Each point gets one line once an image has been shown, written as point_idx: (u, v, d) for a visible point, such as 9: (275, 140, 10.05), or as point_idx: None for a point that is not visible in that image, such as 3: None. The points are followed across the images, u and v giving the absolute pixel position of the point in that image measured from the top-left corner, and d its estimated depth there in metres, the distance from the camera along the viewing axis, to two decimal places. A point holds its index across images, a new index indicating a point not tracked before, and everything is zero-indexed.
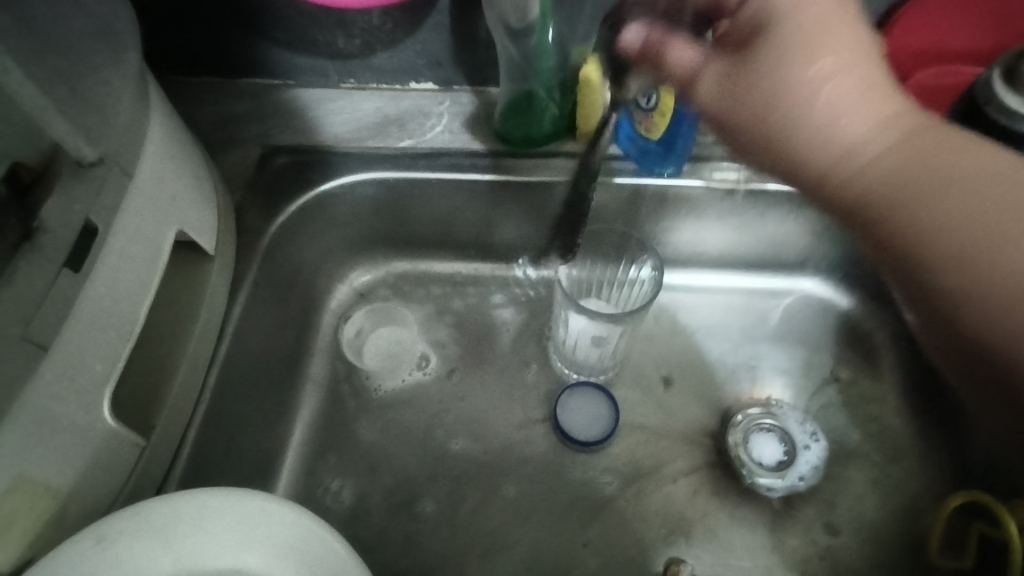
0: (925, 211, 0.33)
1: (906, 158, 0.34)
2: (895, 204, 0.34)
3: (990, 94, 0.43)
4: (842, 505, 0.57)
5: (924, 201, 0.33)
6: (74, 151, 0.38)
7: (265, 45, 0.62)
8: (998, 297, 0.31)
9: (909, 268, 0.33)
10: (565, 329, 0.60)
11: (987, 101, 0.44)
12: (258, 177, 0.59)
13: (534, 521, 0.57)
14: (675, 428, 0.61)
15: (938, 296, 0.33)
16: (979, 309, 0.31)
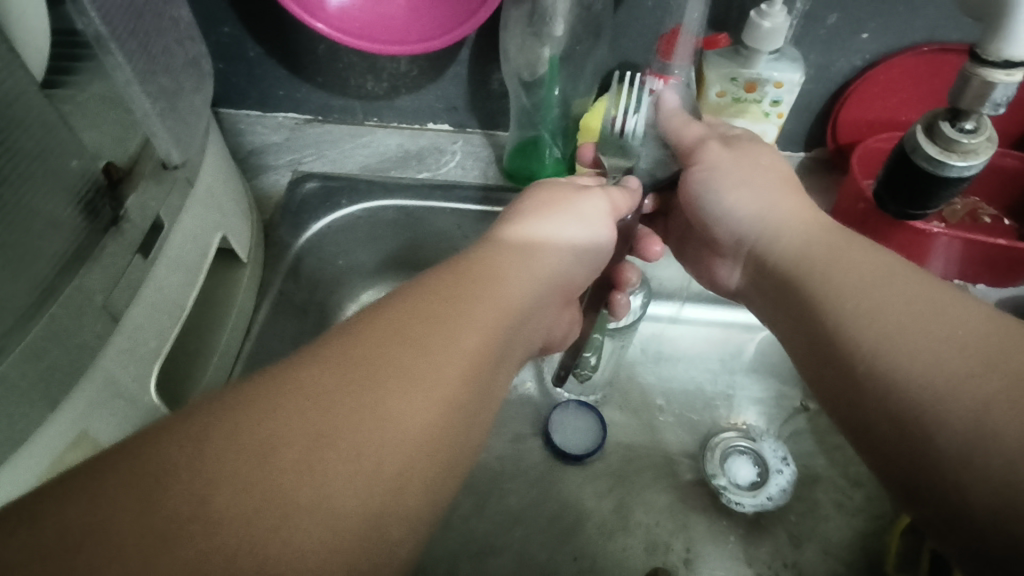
0: (834, 270, 0.38)
1: (827, 231, 0.41)
2: (821, 257, 0.40)
3: (914, 142, 0.46)
4: (809, 524, 0.62)
5: (835, 268, 0.38)
6: (161, 152, 0.43)
7: (302, 84, 0.69)
8: (878, 335, 0.33)
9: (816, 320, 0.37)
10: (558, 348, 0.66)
11: (913, 149, 0.46)
12: (288, 200, 0.66)
13: (524, 528, 0.60)
14: (656, 447, 0.66)
15: (839, 335, 0.35)
16: (864, 346, 0.34)
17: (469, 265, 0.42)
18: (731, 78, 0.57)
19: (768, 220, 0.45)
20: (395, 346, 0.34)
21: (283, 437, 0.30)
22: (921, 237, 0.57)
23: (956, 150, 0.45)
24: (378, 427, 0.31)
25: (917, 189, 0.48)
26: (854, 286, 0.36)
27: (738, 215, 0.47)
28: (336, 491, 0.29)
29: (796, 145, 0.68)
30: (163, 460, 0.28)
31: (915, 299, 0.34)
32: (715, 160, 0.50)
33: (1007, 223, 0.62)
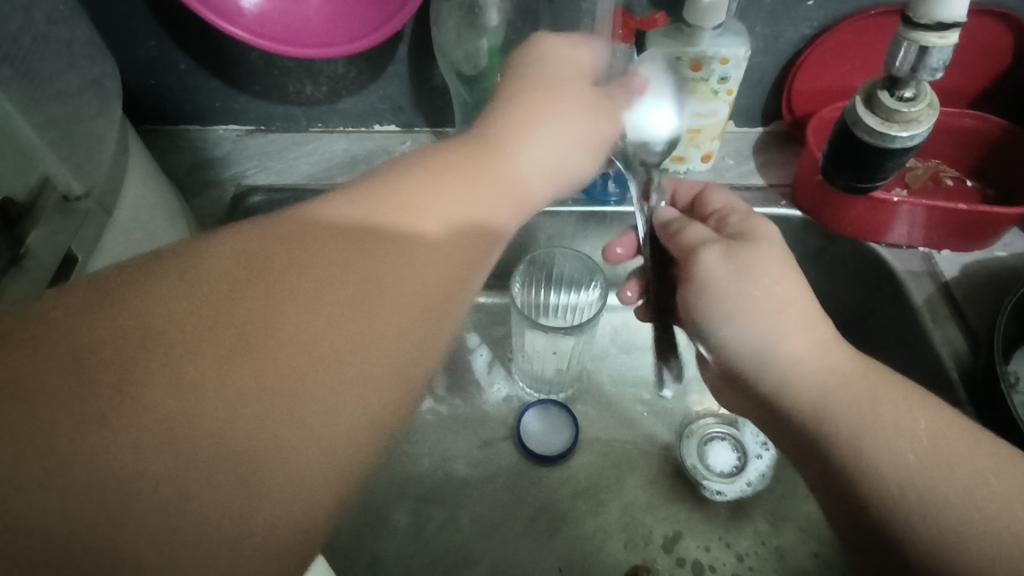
0: (861, 424, 0.37)
1: (853, 378, 0.39)
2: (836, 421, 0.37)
3: (855, 115, 0.44)
4: (790, 506, 0.60)
5: (856, 413, 0.37)
6: (61, 185, 0.40)
7: (239, 95, 0.66)
8: (897, 471, 0.35)
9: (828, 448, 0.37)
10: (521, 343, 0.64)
11: (855, 122, 0.45)
12: (231, 216, 0.63)
13: (499, 535, 0.59)
14: (631, 440, 0.64)
15: (852, 490, 0.36)
16: (888, 504, 0.35)
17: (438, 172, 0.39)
18: (674, 57, 0.54)
19: (770, 361, 0.41)
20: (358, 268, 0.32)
21: (239, 374, 0.27)
22: (883, 208, 0.56)
23: (897, 120, 0.43)
24: (341, 361, 0.30)
25: (863, 162, 0.46)
26: (870, 420, 0.37)
27: (738, 343, 0.42)
28: (303, 444, 0.28)
29: (753, 120, 0.66)
30: (98, 363, 0.25)
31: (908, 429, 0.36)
32: (709, 276, 0.44)
33: (970, 184, 0.61)
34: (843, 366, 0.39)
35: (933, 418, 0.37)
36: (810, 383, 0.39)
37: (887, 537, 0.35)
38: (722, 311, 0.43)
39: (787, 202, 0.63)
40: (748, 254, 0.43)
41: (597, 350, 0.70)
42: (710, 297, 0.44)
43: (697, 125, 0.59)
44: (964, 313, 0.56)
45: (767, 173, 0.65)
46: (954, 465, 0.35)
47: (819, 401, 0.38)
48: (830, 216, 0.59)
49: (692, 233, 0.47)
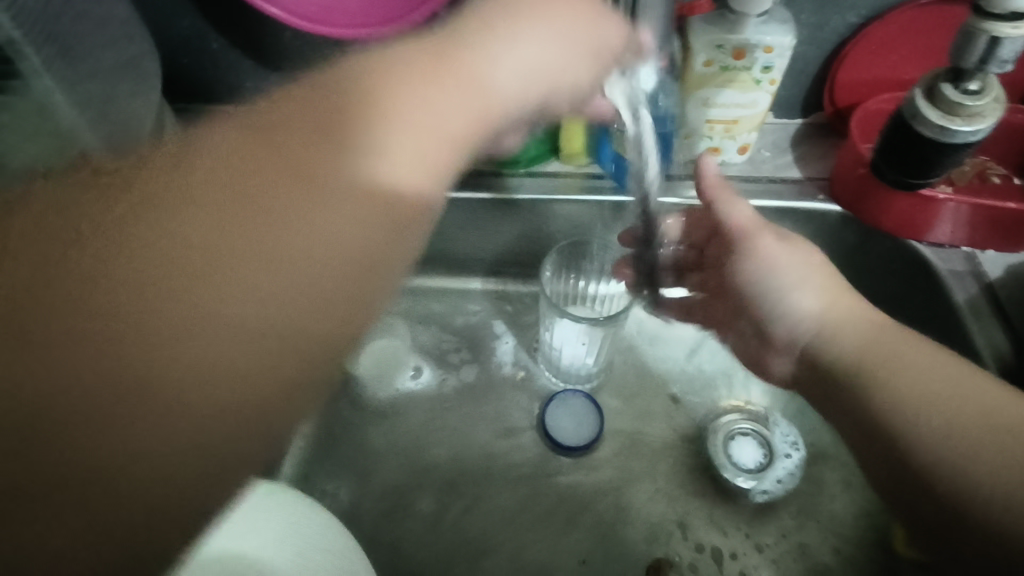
0: (904, 376, 0.41)
1: (891, 333, 0.44)
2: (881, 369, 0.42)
3: (913, 108, 0.43)
4: (818, 506, 0.59)
5: (917, 362, 0.42)
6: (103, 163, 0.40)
7: (270, 74, 0.66)
8: (931, 416, 0.39)
9: (894, 405, 0.41)
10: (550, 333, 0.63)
11: (913, 115, 0.43)
12: None
13: (521, 524, 0.59)
14: (657, 433, 0.64)
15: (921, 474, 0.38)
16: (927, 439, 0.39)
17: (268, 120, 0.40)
18: (717, 45, 0.53)
19: (839, 334, 0.45)
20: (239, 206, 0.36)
21: (134, 319, 0.31)
22: (927, 205, 0.54)
23: (960, 113, 0.42)
24: (260, 300, 0.34)
25: (918, 157, 0.44)
26: (907, 376, 0.41)
27: (797, 314, 0.47)
28: (194, 385, 0.31)
29: (791, 111, 0.65)
30: (101, 291, 0.31)
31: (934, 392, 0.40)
32: (770, 253, 0.49)
33: (1019, 182, 0.58)
34: (876, 320, 0.46)
35: (946, 365, 0.42)
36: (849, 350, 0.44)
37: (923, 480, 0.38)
38: (796, 300, 0.47)
39: (824, 196, 0.61)
40: (792, 237, 0.50)
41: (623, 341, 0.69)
42: (765, 275, 0.49)
43: (735, 116, 0.58)
44: (1009, 315, 0.54)
45: (805, 166, 0.63)
46: (974, 446, 0.37)
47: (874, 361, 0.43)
48: (868, 212, 0.57)
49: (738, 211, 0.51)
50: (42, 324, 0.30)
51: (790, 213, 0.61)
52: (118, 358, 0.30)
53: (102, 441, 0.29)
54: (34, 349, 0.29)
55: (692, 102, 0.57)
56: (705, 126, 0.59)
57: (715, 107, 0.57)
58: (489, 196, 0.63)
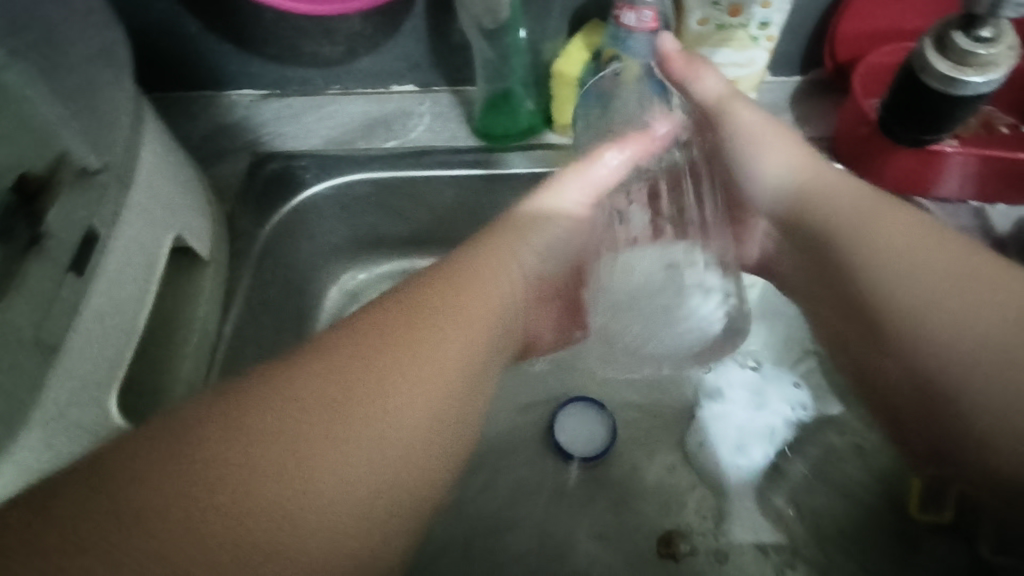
0: (865, 250, 0.43)
1: (955, 257, 0.40)
2: (880, 266, 0.42)
3: (923, 61, 0.41)
4: (830, 471, 0.58)
5: (946, 271, 0.39)
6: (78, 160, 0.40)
7: (250, 57, 0.64)
8: (916, 303, 0.39)
9: (892, 289, 0.41)
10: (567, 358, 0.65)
11: (923, 68, 0.41)
12: (249, 186, 0.61)
13: (531, 501, 0.58)
14: (664, 405, 0.63)
15: (887, 334, 0.41)
16: (946, 350, 0.37)
17: (463, 263, 0.48)
18: (712, 2, 0.50)
19: (835, 232, 0.45)
20: (421, 307, 0.43)
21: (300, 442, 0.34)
22: (931, 162, 0.53)
23: (972, 63, 0.40)
24: (389, 426, 0.37)
25: (930, 110, 0.43)
26: (923, 272, 0.40)
27: (778, 188, 0.50)
28: (329, 481, 0.34)
29: (792, 68, 0.63)
30: (296, 403, 0.36)
31: (968, 312, 0.37)
32: (751, 129, 0.52)
33: None
34: (890, 214, 0.43)
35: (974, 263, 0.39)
36: (883, 274, 0.41)
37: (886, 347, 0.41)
38: (872, 217, 0.44)
39: (827, 155, 0.59)
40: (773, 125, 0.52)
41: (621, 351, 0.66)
42: (739, 141, 0.52)
43: (734, 76, 0.56)
44: None
45: (805, 126, 0.61)
46: (962, 328, 0.37)
47: (909, 302, 0.40)
48: (873, 171, 0.55)
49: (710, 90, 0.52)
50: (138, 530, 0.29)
51: None
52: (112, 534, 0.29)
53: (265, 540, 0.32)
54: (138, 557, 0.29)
55: None
56: None
57: (712, 68, 0.55)
58: (481, 173, 0.62)
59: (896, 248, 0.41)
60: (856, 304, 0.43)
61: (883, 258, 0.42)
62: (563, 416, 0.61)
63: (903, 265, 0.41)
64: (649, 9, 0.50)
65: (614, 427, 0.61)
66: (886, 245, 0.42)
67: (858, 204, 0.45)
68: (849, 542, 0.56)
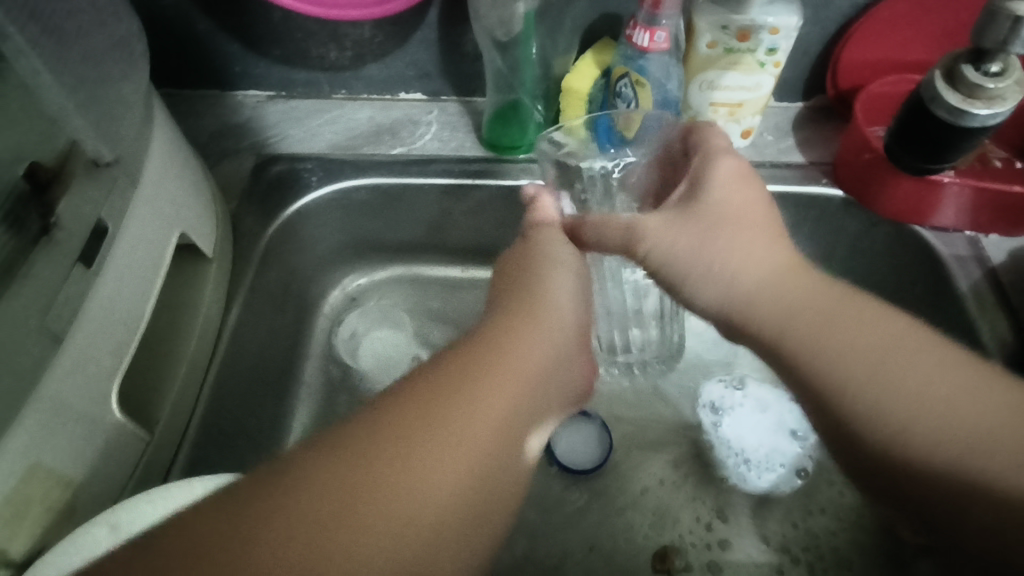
0: (832, 352, 0.36)
1: (898, 330, 0.36)
2: (806, 343, 0.37)
3: (933, 91, 0.43)
4: (825, 493, 0.59)
5: (903, 381, 0.35)
6: (91, 150, 0.39)
7: (259, 59, 0.64)
8: (891, 429, 0.34)
9: (839, 370, 0.36)
10: None
11: (932, 98, 0.43)
12: (253, 186, 0.61)
13: (526, 515, 0.58)
14: (660, 421, 0.63)
15: (846, 432, 0.36)
16: (914, 440, 0.34)
17: (507, 330, 0.46)
18: (722, 26, 0.52)
19: (752, 308, 0.39)
20: (450, 369, 0.41)
21: (365, 485, 0.35)
22: (929, 190, 0.54)
23: (981, 97, 0.41)
24: (430, 482, 0.37)
25: (936, 140, 0.44)
26: (845, 358, 0.36)
27: (704, 295, 0.41)
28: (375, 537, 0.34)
29: (794, 94, 0.64)
30: (364, 456, 0.36)
31: (950, 426, 0.33)
32: (659, 230, 0.43)
33: (1020, 165, 0.58)
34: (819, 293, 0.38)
35: (921, 349, 0.36)
36: (817, 370, 0.36)
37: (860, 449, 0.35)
38: (834, 318, 0.37)
39: (828, 179, 0.60)
40: (706, 190, 0.43)
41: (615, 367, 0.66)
42: (684, 250, 0.41)
43: (740, 100, 0.57)
44: (1012, 299, 0.54)
45: (807, 150, 0.62)
46: (949, 408, 0.34)
47: (883, 428, 0.34)
48: (873, 196, 0.57)
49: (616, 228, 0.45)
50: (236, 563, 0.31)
51: (796, 199, 0.60)
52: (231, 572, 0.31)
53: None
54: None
55: (695, 85, 0.56)
56: (709, 109, 0.58)
57: (719, 90, 0.56)
58: (486, 183, 0.62)
59: (877, 381, 0.35)
60: (814, 401, 0.37)
61: (859, 365, 0.36)
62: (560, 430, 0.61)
63: (866, 378, 0.35)
64: (663, 31, 0.52)
65: (611, 442, 0.62)
66: (845, 348, 0.36)
67: (811, 294, 0.38)
68: (845, 562, 0.55)
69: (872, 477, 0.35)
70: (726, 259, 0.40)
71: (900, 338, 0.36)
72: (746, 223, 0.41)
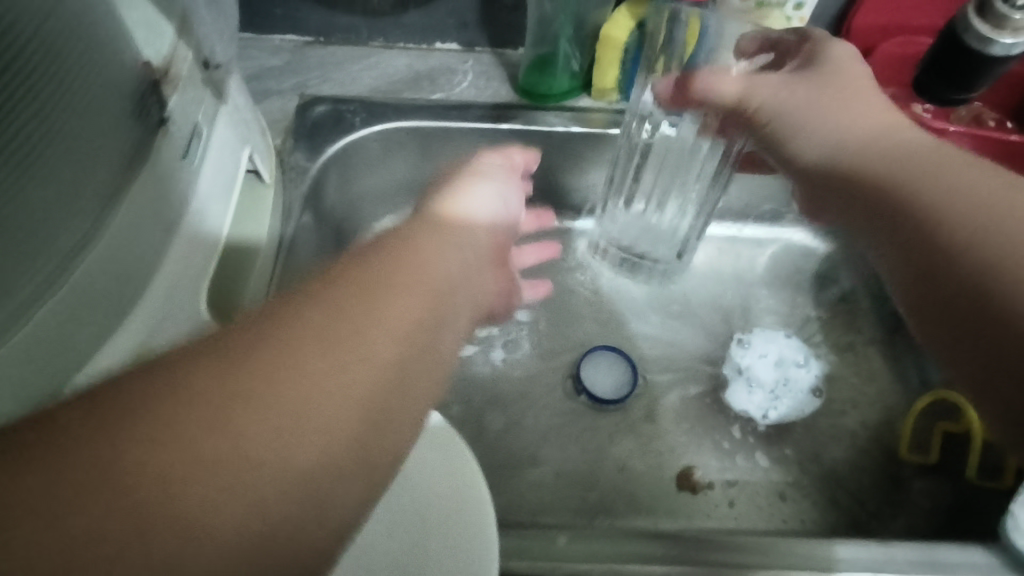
0: (919, 175, 0.38)
1: (961, 162, 0.38)
2: (874, 170, 0.41)
3: (965, 22, 0.48)
4: (832, 422, 0.64)
5: (964, 179, 0.37)
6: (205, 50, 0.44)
7: (303, 3, 0.66)
8: (955, 211, 0.35)
9: (912, 175, 0.39)
10: (588, 307, 0.71)
11: (965, 29, 0.48)
12: (298, 124, 0.63)
13: (556, 436, 0.63)
14: (679, 356, 0.68)
15: (904, 226, 0.37)
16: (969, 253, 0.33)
17: (404, 242, 0.37)
18: None
19: (847, 149, 0.44)
20: (321, 274, 0.32)
21: (220, 412, 0.25)
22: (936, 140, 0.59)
23: (1008, 27, 0.46)
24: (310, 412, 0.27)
25: (964, 70, 0.50)
26: (927, 180, 0.38)
27: (806, 143, 0.47)
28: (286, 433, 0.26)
29: None
30: (207, 382, 0.26)
31: (1000, 223, 0.33)
32: (785, 96, 0.48)
33: (1010, 125, 0.64)
34: (900, 129, 0.43)
35: (981, 175, 0.36)
36: (874, 165, 0.41)
37: (921, 240, 0.36)
38: (910, 149, 0.41)
39: None
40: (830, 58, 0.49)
41: (637, 307, 0.71)
42: (788, 108, 0.48)
43: None
44: None
45: None
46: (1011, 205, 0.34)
47: (941, 213, 0.36)
48: None
49: (727, 85, 0.52)
50: (85, 512, 0.22)
51: None
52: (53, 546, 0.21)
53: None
54: (76, 540, 0.21)
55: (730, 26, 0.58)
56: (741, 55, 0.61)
57: None
58: (522, 129, 0.65)
59: (952, 178, 0.37)
60: (871, 206, 0.40)
61: (924, 169, 0.39)
62: (589, 362, 0.66)
63: (938, 189, 0.37)
64: None
65: (635, 374, 0.66)
66: (920, 167, 0.39)
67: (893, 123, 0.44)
68: (851, 480, 0.60)
69: (920, 270, 0.35)
70: (827, 99, 0.46)
71: (956, 163, 0.38)
72: (849, 82, 0.47)
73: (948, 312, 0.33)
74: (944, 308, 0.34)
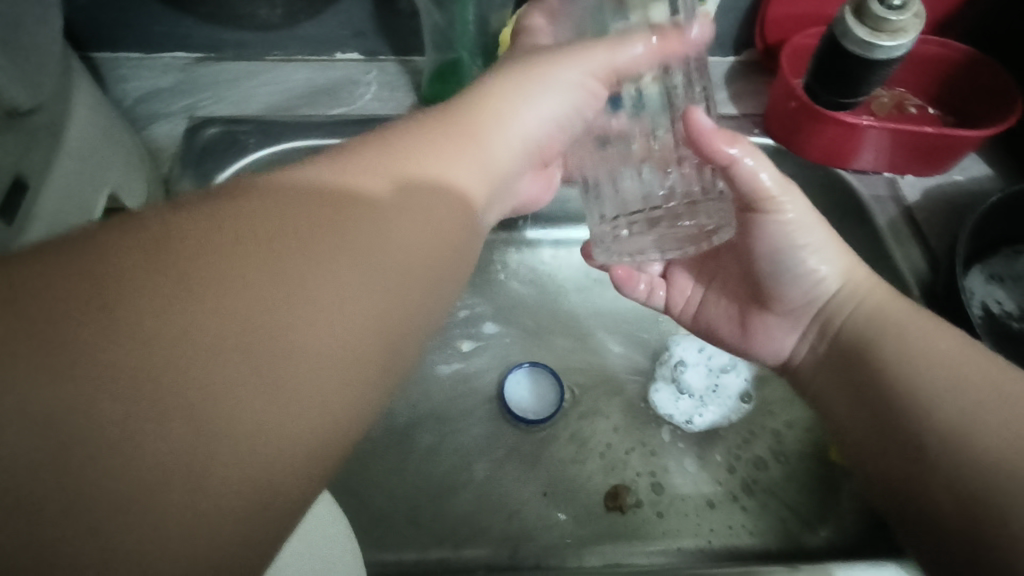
0: (911, 367, 0.39)
1: (923, 326, 0.41)
2: (872, 345, 0.42)
3: (844, 27, 0.49)
4: (765, 428, 0.62)
5: (951, 364, 0.38)
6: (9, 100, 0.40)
7: (184, 18, 0.61)
8: (926, 396, 0.37)
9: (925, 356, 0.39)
10: (513, 317, 0.69)
11: (843, 34, 0.50)
12: (185, 151, 0.59)
13: (484, 459, 0.61)
14: (608, 368, 0.66)
15: (893, 405, 0.38)
16: (938, 432, 0.36)
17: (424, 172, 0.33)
18: None
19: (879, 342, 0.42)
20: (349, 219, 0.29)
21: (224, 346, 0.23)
22: (849, 136, 0.57)
23: (885, 30, 0.48)
24: (337, 303, 0.27)
25: (846, 75, 0.52)
26: (921, 374, 0.38)
27: (863, 327, 0.43)
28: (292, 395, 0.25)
29: (725, 48, 0.66)
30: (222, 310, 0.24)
31: (984, 412, 0.35)
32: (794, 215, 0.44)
33: (931, 111, 0.62)
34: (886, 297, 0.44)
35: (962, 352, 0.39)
36: (921, 390, 0.37)
37: (911, 440, 0.37)
38: (906, 326, 0.41)
39: (759, 130, 0.63)
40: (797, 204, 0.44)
41: (566, 316, 0.69)
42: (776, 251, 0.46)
43: None
44: (925, 234, 0.58)
45: (739, 102, 0.65)
46: (981, 412, 0.35)
47: (908, 400, 0.38)
48: (801, 143, 0.60)
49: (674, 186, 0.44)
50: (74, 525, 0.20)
51: None
52: (30, 530, 0.20)
53: (203, 499, 0.22)
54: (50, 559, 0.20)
55: None
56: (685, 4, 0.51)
57: None
58: None
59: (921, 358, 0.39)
60: (884, 413, 0.39)
61: (913, 366, 0.39)
62: (512, 380, 0.64)
63: (921, 380, 0.38)
64: None
65: (563, 391, 0.64)
66: (915, 369, 0.38)
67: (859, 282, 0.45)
68: (784, 489, 0.59)
69: (914, 522, 0.36)
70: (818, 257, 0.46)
71: (947, 348, 0.39)
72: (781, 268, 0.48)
73: (949, 534, 0.34)
74: (939, 528, 0.34)
